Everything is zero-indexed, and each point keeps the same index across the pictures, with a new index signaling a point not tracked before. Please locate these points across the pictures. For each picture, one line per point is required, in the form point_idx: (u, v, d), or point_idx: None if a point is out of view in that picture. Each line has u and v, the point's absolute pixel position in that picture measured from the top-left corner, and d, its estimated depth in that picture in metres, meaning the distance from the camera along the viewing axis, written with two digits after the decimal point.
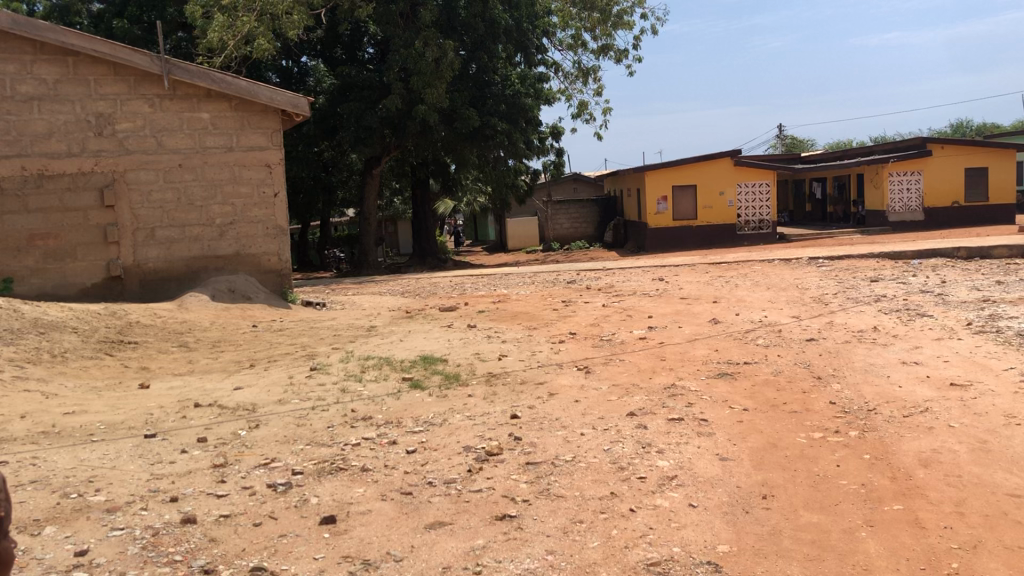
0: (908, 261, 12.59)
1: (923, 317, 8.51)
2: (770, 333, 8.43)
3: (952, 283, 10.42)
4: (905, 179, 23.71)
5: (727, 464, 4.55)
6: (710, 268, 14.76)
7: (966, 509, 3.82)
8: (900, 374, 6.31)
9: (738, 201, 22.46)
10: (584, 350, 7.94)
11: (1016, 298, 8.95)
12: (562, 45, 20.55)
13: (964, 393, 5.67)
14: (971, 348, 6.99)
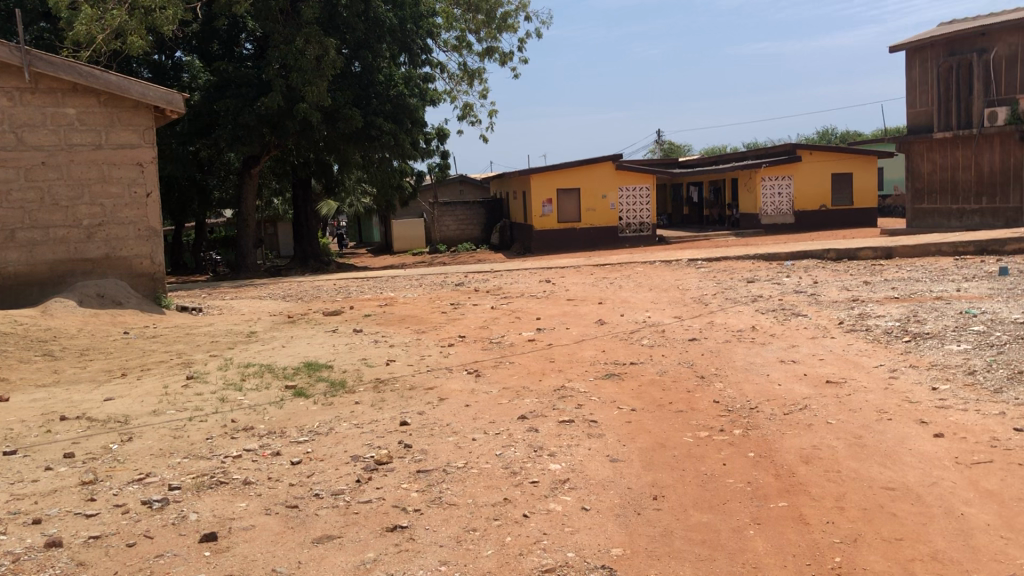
0: (781, 263, 13.09)
1: (798, 316, 8.83)
2: (654, 334, 8.57)
3: (823, 283, 10.87)
4: (777, 184, 24.69)
5: (618, 466, 4.57)
6: (595, 270, 14.95)
7: (846, 503, 3.93)
8: (779, 373, 6.50)
9: (620, 204, 22.92)
10: (473, 353, 7.88)
11: (881, 297, 9.41)
12: (447, 46, 20.51)
13: (839, 390, 5.88)
14: (843, 346, 7.27)
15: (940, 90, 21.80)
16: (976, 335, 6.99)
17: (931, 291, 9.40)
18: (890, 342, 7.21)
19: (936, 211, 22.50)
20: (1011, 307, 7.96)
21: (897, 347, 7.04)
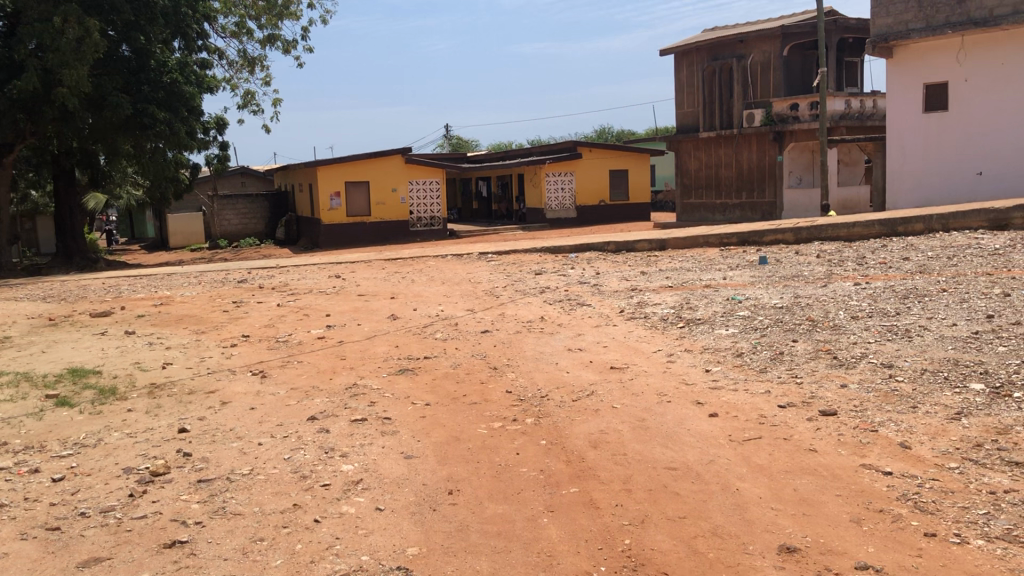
0: (566, 256, 13.51)
1: (583, 306, 9.13)
2: (446, 327, 8.56)
3: (605, 274, 11.31)
4: (560, 179, 25.53)
5: (412, 462, 4.49)
6: (386, 264, 14.80)
7: (633, 485, 4.06)
8: (567, 361, 6.68)
9: (409, 198, 22.87)
10: (258, 353, 7.54)
11: (658, 286, 9.92)
12: (225, 31, 19.57)
13: (622, 374, 6.13)
14: (624, 333, 7.58)
15: (706, 92, 23.63)
16: (742, 319, 7.52)
17: (701, 280, 10.02)
18: (667, 328, 7.60)
19: (703, 205, 24.04)
20: (770, 293, 8.63)
21: (674, 332, 7.43)
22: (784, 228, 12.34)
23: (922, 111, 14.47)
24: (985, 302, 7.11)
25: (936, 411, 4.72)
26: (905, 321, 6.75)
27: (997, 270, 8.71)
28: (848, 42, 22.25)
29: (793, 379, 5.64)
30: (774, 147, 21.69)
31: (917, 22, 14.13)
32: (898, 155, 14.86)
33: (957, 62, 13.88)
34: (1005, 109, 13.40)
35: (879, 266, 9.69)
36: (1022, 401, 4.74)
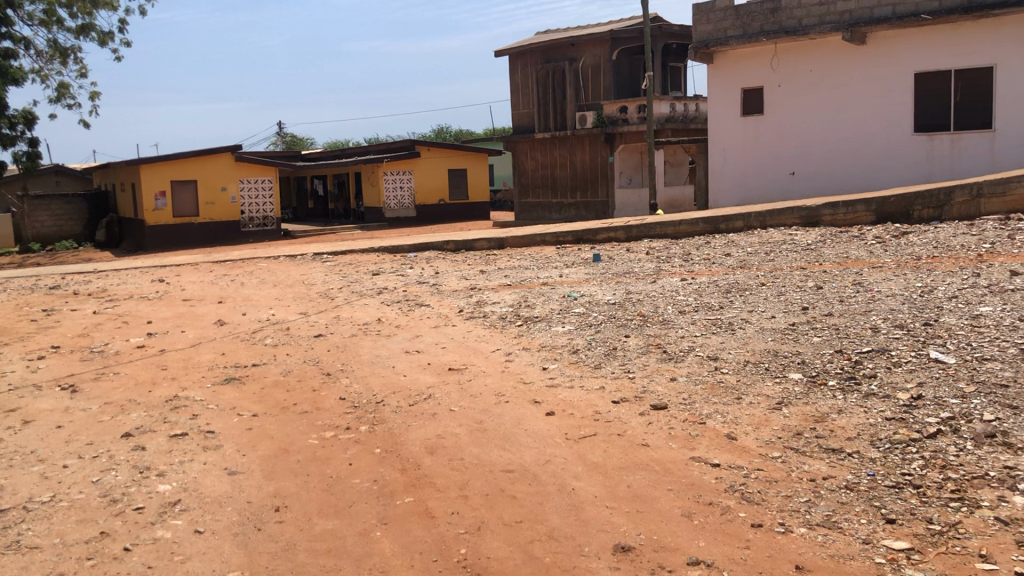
0: (404, 255, 13.33)
1: (422, 307, 8.99)
2: (278, 332, 8.21)
3: (443, 274, 11.21)
4: (398, 178, 25.20)
5: (236, 479, 4.22)
6: (215, 267, 14.12)
7: (469, 490, 3.97)
8: (404, 363, 6.53)
9: (240, 198, 21.97)
10: (69, 366, 6.95)
11: (496, 285, 9.91)
12: (32, 20, 18.18)
13: (460, 376, 6.03)
14: (463, 333, 7.50)
15: (541, 93, 24.10)
16: (577, 316, 7.60)
17: (538, 278, 10.10)
18: (505, 327, 7.57)
19: (540, 205, 24.31)
20: (604, 289, 8.79)
21: (512, 330, 7.42)
22: (616, 226, 12.63)
23: (740, 115, 15.19)
24: (799, 294, 7.50)
25: (759, 401, 4.89)
26: (728, 315, 7.01)
27: (810, 264, 9.24)
28: (673, 47, 23.12)
29: (625, 374, 5.72)
30: (605, 148, 22.24)
31: (735, 30, 14.87)
32: (720, 156, 15.55)
33: (771, 69, 14.69)
34: (815, 114, 14.27)
35: (704, 261, 10.08)
36: (835, 389, 5.00)
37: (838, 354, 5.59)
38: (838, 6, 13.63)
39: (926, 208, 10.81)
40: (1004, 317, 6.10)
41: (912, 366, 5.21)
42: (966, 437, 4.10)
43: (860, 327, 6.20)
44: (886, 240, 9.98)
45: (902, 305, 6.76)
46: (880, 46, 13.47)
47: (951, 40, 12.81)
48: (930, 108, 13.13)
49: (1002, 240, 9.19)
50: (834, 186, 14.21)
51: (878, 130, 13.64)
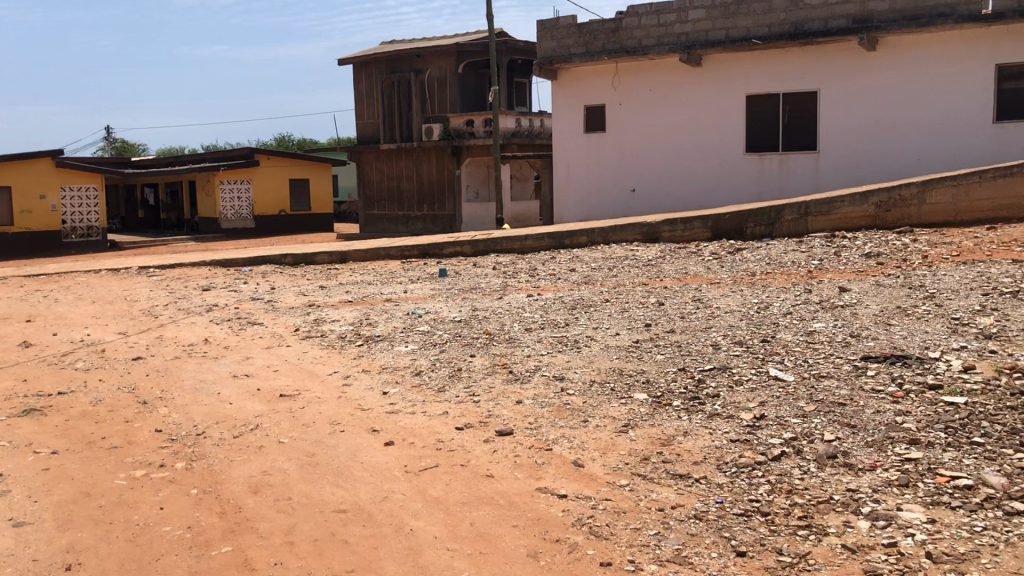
0: (239, 269, 12.61)
1: (254, 325, 8.44)
2: (91, 355, 7.47)
3: (281, 289, 10.66)
4: (235, 188, 24.12)
5: (22, 533, 3.68)
6: (26, 281, 12.93)
7: (295, 536, 3.60)
8: (230, 390, 6.01)
9: (61, 206, 20.38)
10: None
11: (336, 302, 9.45)
12: None
13: (292, 403, 5.59)
14: (298, 354, 7.03)
15: (386, 103, 23.68)
16: (420, 335, 7.28)
17: (381, 293, 9.73)
18: (344, 347, 7.16)
19: (384, 217, 23.82)
20: (449, 306, 8.52)
21: (351, 351, 7.02)
22: (462, 240, 12.41)
23: (582, 131, 15.34)
24: (643, 310, 7.49)
25: (605, 424, 4.73)
26: (573, 332, 6.88)
27: (652, 279, 9.33)
28: (518, 63, 23.23)
29: (469, 397, 5.45)
30: (452, 161, 22.06)
31: (577, 47, 14.98)
32: (563, 172, 15.63)
33: (613, 87, 14.90)
34: (654, 133, 14.58)
35: (550, 277, 10.01)
36: (680, 409, 4.90)
37: (682, 372, 5.53)
38: (675, 27, 13.98)
39: (758, 225, 11.18)
40: (836, 333, 6.27)
41: (753, 384, 5.20)
42: (810, 459, 4.08)
43: (702, 344, 6.20)
44: (722, 256, 10.21)
45: (741, 321, 6.84)
46: (715, 69, 13.90)
47: (780, 65, 13.37)
48: (761, 130, 13.66)
49: (829, 257, 9.59)
50: (672, 203, 14.55)
51: (714, 149, 14.07)
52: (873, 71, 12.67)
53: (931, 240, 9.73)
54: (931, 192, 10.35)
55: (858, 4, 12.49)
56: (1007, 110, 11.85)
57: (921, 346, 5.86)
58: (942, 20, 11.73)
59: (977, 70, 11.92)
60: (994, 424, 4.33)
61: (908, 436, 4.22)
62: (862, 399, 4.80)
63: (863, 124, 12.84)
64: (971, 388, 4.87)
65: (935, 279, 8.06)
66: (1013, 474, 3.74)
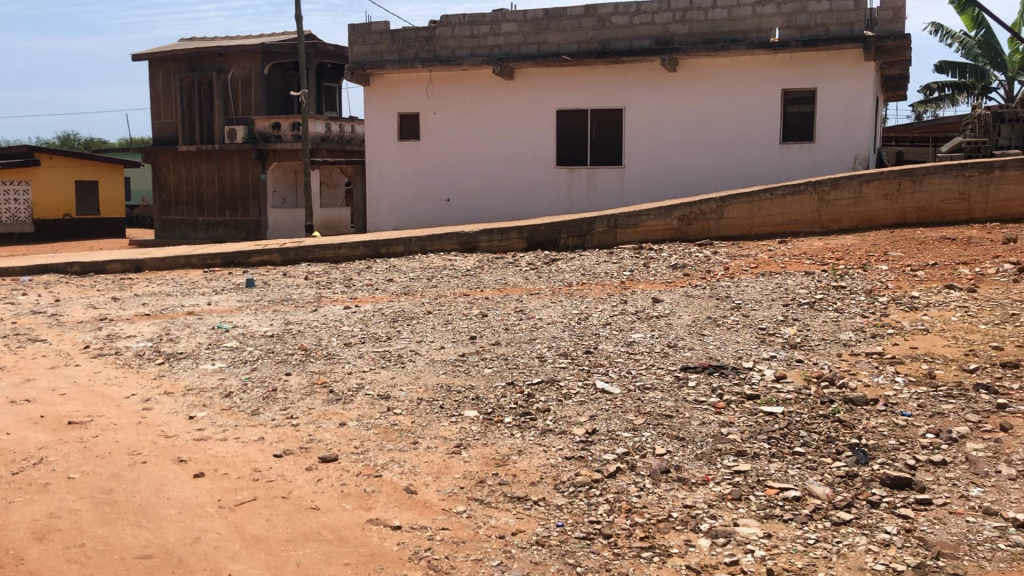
0: (16, 280, 11.37)
1: (35, 343, 7.57)
2: None
3: (67, 301, 9.68)
4: (11, 189, 21.94)
5: None
6: None
7: None
8: (8, 418, 5.30)
9: None
10: None
11: (131, 315, 8.68)
12: None
13: (83, 432, 4.99)
14: (88, 375, 6.34)
15: (185, 103, 22.37)
16: (229, 352, 6.76)
17: (182, 306, 9.05)
18: (142, 366, 6.54)
19: (182, 223, 22.46)
20: (259, 320, 8.00)
21: (150, 370, 6.41)
22: (270, 248, 11.78)
23: (396, 139, 15.06)
24: (466, 323, 7.35)
25: (437, 445, 4.52)
26: (396, 347, 6.61)
27: (471, 290, 9.22)
28: (327, 66, 22.61)
29: (287, 420, 5.07)
30: (256, 166, 21.08)
31: (390, 54, 14.68)
32: (376, 179, 15.28)
33: (426, 95, 14.72)
34: (468, 143, 14.54)
35: (366, 288, 9.68)
36: (512, 426, 4.75)
37: (511, 387, 5.39)
38: (488, 39, 14.00)
39: (571, 237, 11.28)
40: (655, 344, 6.36)
41: (581, 398, 5.10)
42: (644, 474, 4.03)
43: (528, 356, 6.10)
44: (538, 266, 10.26)
45: (563, 332, 6.83)
46: (529, 81, 14.03)
47: (590, 80, 13.66)
48: (572, 144, 13.93)
49: (639, 268, 9.85)
50: (486, 213, 14.57)
51: (526, 161, 14.21)
52: (676, 91, 13.20)
53: (730, 252, 10.23)
54: (729, 208, 10.88)
55: (660, 26, 13.02)
56: (794, 131, 12.68)
57: (735, 356, 6.03)
58: (737, 46, 12.44)
59: (769, 94, 12.68)
60: (811, 433, 4.47)
61: (734, 448, 4.26)
62: (687, 410, 4.81)
63: (667, 141, 13.35)
64: (786, 398, 5.02)
65: (739, 290, 8.42)
66: (835, 483, 3.86)
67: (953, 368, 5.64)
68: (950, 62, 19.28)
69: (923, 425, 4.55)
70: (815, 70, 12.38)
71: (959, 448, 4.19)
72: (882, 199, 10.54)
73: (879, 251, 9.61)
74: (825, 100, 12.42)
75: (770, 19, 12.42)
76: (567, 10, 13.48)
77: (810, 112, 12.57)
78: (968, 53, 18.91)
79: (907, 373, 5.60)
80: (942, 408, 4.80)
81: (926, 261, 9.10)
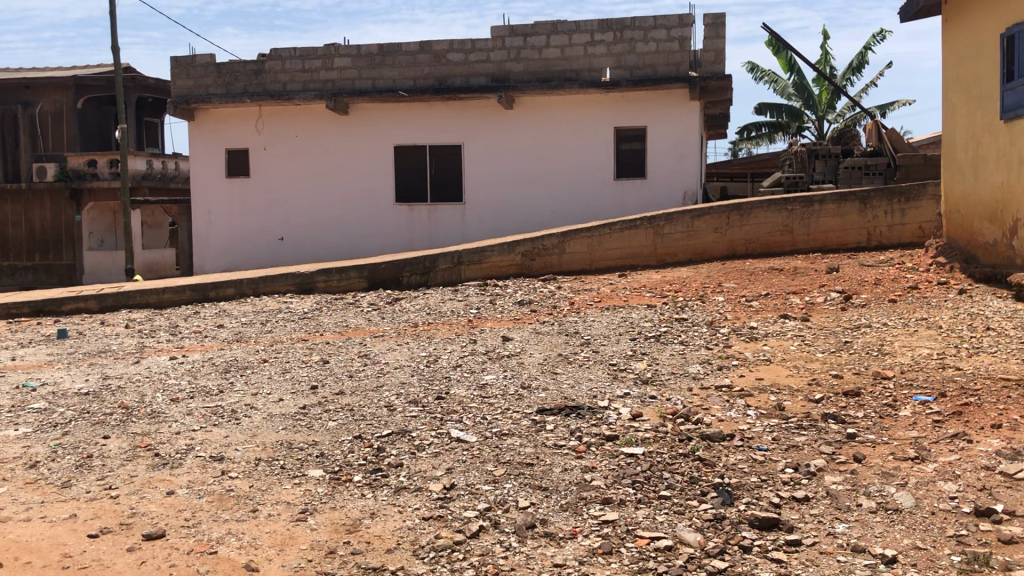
0: None
1: None
2: None
3: None
4: None
5: None
6: None
7: None
8: None
9: None
10: None
11: None
12: None
13: None
14: None
15: None
16: (36, 415, 5.99)
17: None
18: None
19: None
20: (72, 376, 7.21)
21: None
22: (86, 294, 10.82)
23: (224, 176, 14.30)
24: (306, 371, 6.89)
25: (279, 512, 4.09)
26: (229, 402, 6.06)
27: (310, 335, 8.73)
28: (147, 101, 21.42)
29: (103, 492, 4.48)
30: (70, 207, 19.53)
31: (216, 88, 13.97)
32: (203, 218, 14.42)
33: (256, 130, 14.08)
34: (302, 180, 14.01)
35: (195, 335, 9.00)
36: (362, 486, 4.38)
37: (359, 442, 5.00)
38: (320, 74, 13.58)
39: (414, 274, 10.94)
40: (508, 386, 6.13)
41: (436, 449, 4.79)
42: (509, 531, 3.77)
43: (375, 406, 5.72)
44: (380, 307, 9.89)
45: (411, 377, 6.50)
46: (364, 117, 13.68)
47: (427, 117, 13.48)
48: (409, 180, 13.68)
49: (485, 305, 9.66)
50: (322, 252, 14.05)
51: (363, 198, 13.83)
52: (513, 127, 13.22)
53: (573, 287, 10.22)
54: (570, 243, 10.91)
55: (495, 64, 13.02)
56: (627, 168, 12.95)
57: (590, 395, 5.86)
58: (570, 84, 12.60)
59: (603, 131, 12.91)
60: (674, 474, 4.32)
61: (600, 495, 4.05)
62: (547, 457, 4.56)
63: (505, 177, 13.33)
64: (645, 437, 4.85)
65: (586, 325, 8.36)
66: (705, 528, 3.74)
67: (799, 400, 5.70)
68: (769, 103, 20.39)
69: (781, 460, 4.52)
70: (645, 109, 12.72)
71: (818, 482, 4.17)
72: (713, 232, 10.86)
73: (713, 283, 9.84)
74: (655, 138, 12.76)
75: (602, 58, 12.67)
76: (402, 46, 13.27)
77: (642, 149, 12.89)
78: (783, 94, 20.09)
79: (757, 406, 5.61)
80: (796, 441, 4.80)
81: (759, 291, 9.39)
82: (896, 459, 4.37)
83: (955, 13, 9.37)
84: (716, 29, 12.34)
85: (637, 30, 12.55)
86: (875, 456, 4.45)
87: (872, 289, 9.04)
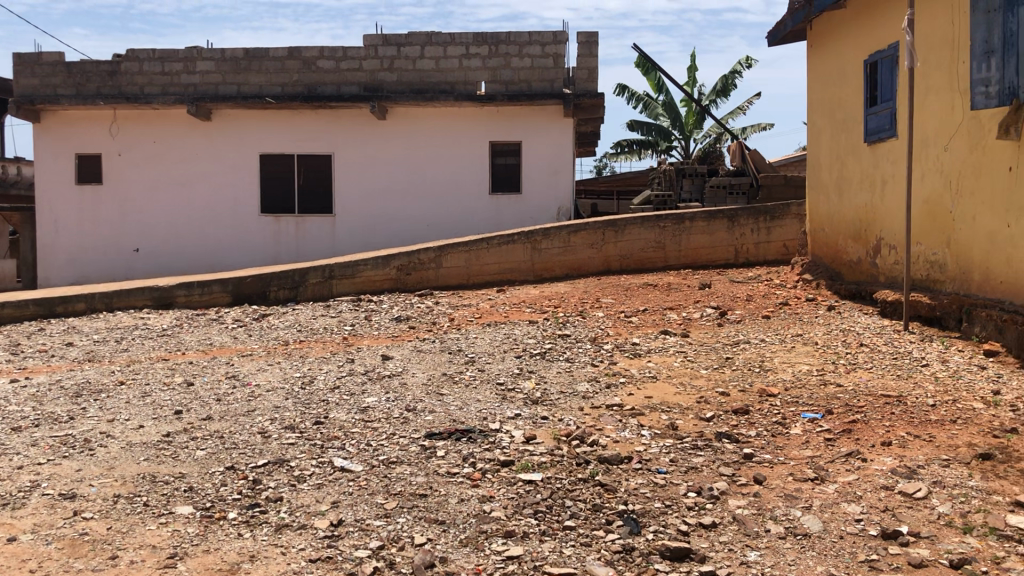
0: None
1: None
2: None
3: None
4: None
5: None
6: None
7: None
8: None
9: None
10: None
11: None
12: None
13: None
14: None
15: None
16: None
17: None
18: None
19: None
20: None
21: None
22: None
23: (74, 183, 13.29)
24: (168, 394, 6.32)
25: (144, 558, 3.63)
26: (80, 430, 5.46)
27: (171, 354, 8.11)
28: None
29: None
30: None
31: (65, 88, 12.97)
32: (50, 227, 13.35)
33: (110, 135, 13.17)
34: (159, 187, 13.18)
35: (40, 355, 8.20)
36: (238, 524, 3.97)
37: (231, 473, 4.56)
38: (181, 77, 12.82)
39: (282, 289, 10.39)
40: (392, 408, 5.79)
41: (318, 480, 4.42)
42: (406, 572, 3.48)
43: (247, 433, 5.27)
44: (247, 323, 9.33)
45: (286, 400, 6.05)
46: (228, 123, 13.02)
47: (297, 125, 12.96)
48: (277, 190, 13.10)
49: (360, 322, 9.26)
50: (182, 265, 13.25)
51: (227, 209, 13.14)
52: (386, 139, 12.86)
53: (451, 302, 9.95)
54: (447, 257, 10.65)
55: (367, 73, 12.64)
56: (502, 182, 12.83)
57: (480, 417, 5.59)
58: (445, 96, 12.36)
59: (477, 146, 12.74)
60: (577, 502, 4.10)
61: (501, 528, 3.79)
62: (441, 487, 4.26)
63: (378, 189, 12.95)
64: (541, 462, 4.62)
65: (469, 343, 8.09)
66: (615, 561, 3.55)
67: (691, 418, 5.62)
68: (639, 120, 20.75)
69: (682, 483, 4.36)
70: (519, 124, 12.64)
71: (722, 506, 4.05)
72: (589, 248, 10.83)
73: (591, 298, 9.79)
74: (530, 153, 12.69)
75: (477, 72, 12.50)
76: (269, 51, 12.69)
77: (516, 164, 12.80)
78: (652, 114, 20.51)
79: (650, 426, 5.49)
80: (694, 462, 4.69)
81: (637, 306, 9.40)
82: (796, 480, 4.31)
83: (822, 40, 9.68)
84: (590, 47, 12.40)
85: (512, 44, 12.43)
86: (775, 477, 4.38)
87: (744, 304, 9.18)
